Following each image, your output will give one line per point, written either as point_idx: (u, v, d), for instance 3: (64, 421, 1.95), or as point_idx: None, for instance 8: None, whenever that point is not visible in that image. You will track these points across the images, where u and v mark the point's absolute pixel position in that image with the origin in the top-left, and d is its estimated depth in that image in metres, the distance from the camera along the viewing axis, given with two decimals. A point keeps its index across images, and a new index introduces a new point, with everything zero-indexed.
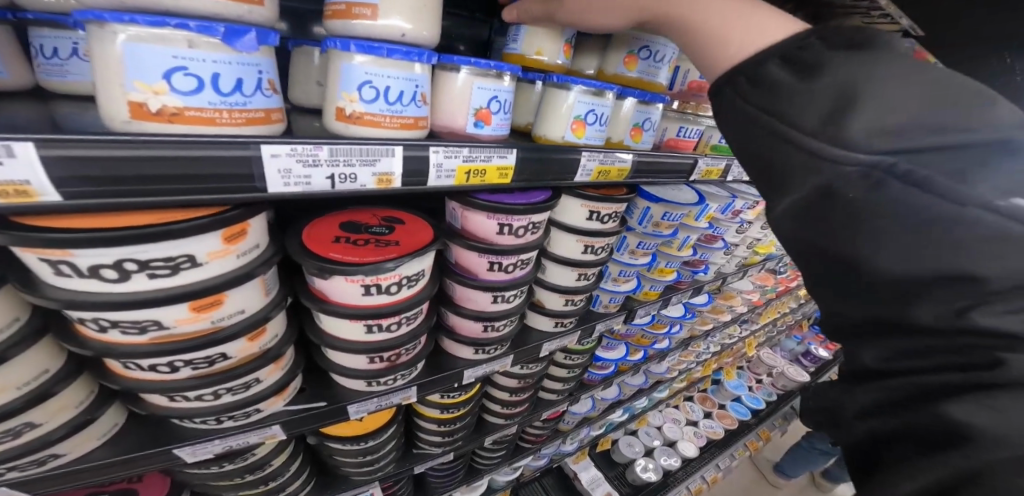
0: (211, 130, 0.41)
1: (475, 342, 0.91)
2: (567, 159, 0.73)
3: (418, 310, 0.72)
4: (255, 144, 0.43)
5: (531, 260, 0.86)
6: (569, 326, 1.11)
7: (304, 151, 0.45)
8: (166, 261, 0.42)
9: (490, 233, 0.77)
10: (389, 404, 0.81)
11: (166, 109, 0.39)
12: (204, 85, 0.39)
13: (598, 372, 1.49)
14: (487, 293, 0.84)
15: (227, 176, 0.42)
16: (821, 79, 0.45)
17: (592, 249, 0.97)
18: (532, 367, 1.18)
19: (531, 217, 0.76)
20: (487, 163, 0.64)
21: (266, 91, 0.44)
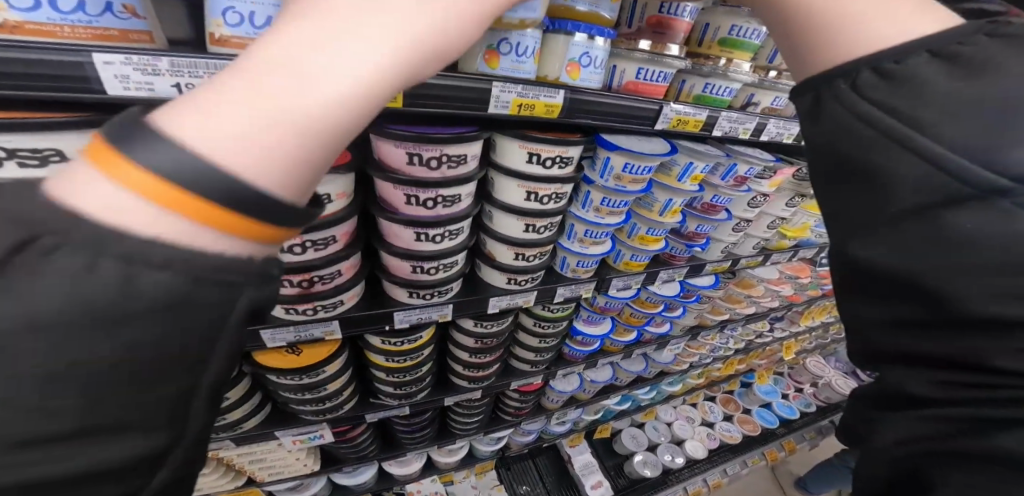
0: (54, 42, 0.46)
1: (407, 282, 0.90)
2: (475, 88, 0.67)
3: (330, 237, 0.74)
4: (86, 52, 0.46)
5: (459, 198, 0.81)
6: (526, 285, 1.05)
7: (142, 61, 0.49)
8: (33, 152, 0.48)
9: (402, 163, 0.74)
10: (310, 334, 0.86)
11: (7, 22, 0.44)
12: (41, 3, 0.44)
13: (580, 348, 1.40)
14: (409, 229, 0.82)
15: (67, 79, 0.47)
16: None
17: (537, 197, 0.88)
18: (494, 327, 1.13)
19: (443, 148, 0.72)
20: None
21: (119, 14, 0.48)
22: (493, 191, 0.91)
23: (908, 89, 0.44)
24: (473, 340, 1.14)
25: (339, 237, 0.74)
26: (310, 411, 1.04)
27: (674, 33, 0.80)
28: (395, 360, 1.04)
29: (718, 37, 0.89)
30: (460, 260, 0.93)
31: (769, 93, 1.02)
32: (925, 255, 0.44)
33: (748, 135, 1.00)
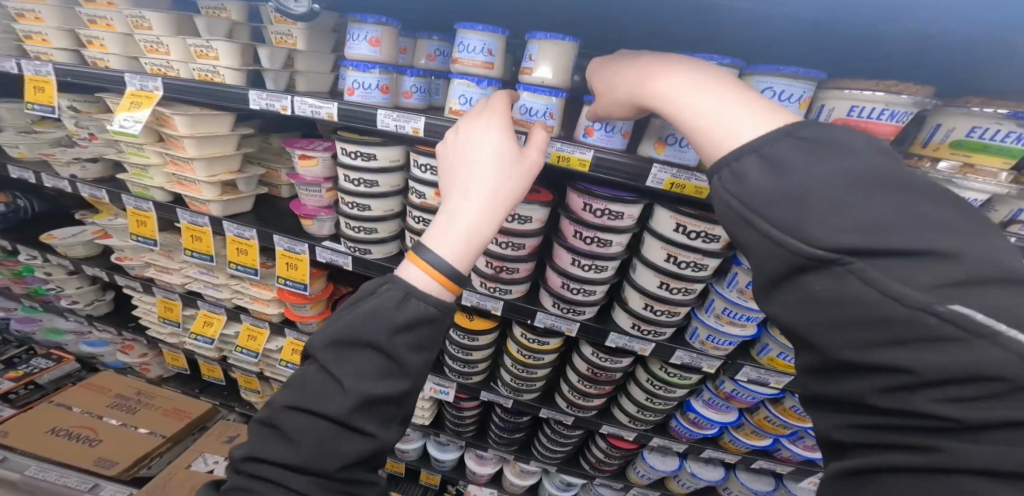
0: (352, 98, 0.82)
1: (557, 296, 0.92)
2: (636, 166, 0.76)
3: (523, 244, 0.86)
4: (375, 108, 0.79)
5: (617, 244, 0.85)
6: (652, 337, 0.93)
7: (400, 115, 0.77)
8: (353, 154, 0.83)
9: (578, 208, 0.83)
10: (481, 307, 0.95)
11: (354, 91, 0.81)
12: (367, 87, 0.81)
13: (690, 427, 1.06)
14: (570, 255, 0.86)
15: (368, 119, 0.80)
16: (864, 202, 0.37)
17: (677, 262, 0.83)
18: (615, 366, 0.99)
19: (610, 203, 0.78)
20: (574, 154, 0.77)
21: (377, 91, 0.81)
22: (633, 273, 0.91)
23: (747, 177, 0.43)
24: (587, 365, 1.01)
25: (527, 247, 0.87)
26: (451, 371, 1.07)
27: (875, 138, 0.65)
28: (523, 355, 1.01)
29: (949, 139, 0.66)
30: (589, 313, 0.94)
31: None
32: (820, 323, 0.39)
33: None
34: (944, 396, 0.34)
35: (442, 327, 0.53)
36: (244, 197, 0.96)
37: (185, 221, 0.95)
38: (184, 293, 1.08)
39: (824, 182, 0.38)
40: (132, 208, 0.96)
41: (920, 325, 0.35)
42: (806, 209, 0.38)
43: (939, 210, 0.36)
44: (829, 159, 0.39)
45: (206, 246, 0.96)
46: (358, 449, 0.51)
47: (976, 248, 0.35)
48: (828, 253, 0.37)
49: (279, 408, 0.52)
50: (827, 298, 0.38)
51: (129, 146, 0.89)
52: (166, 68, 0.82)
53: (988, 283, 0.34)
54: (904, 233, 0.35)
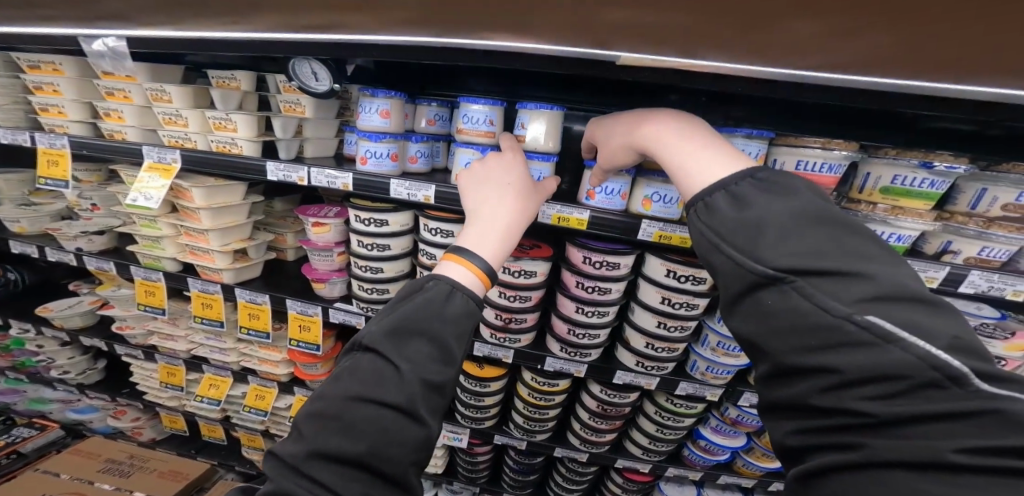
0: (364, 168, 0.86)
1: (562, 341, 0.99)
2: (628, 223, 0.88)
3: (529, 296, 0.96)
4: (388, 177, 0.84)
5: (614, 290, 0.94)
6: (654, 373, 0.99)
7: (413, 184, 0.84)
8: (364, 221, 0.88)
9: (577, 260, 0.94)
10: (495, 357, 1.02)
11: (366, 159, 0.85)
12: (379, 156, 0.85)
13: (700, 453, 1.09)
14: (573, 302, 0.96)
15: (379, 188, 0.85)
16: (798, 234, 0.49)
17: (671, 303, 0.91)
18: (621, 403, 1.04)
19: (606, 256, 0.89)
20: (572, 215, 0.90)
21: (387, 159, 0.85)
22: (631, 314, 0.98)
23: (717, 211, 0.55)
24: (596, 401, 1.05)
25: (532, 299, 0.96)
26: (465, 417, 1.10)
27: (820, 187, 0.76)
28: (533, 398, 1.06)
29: (878, 186, 0.77)
30: (596, 354, 1.01)
31: (971, 242, 0.78)
32: (772, 331, 0.49)
33: (934, 284, 0.80)
34: (864, 395, 0.44)
35: (466, 318, 0.65)
36: (255, 263, 0.99)
37: (196, 289, 0.97)
38: (189, 358, 1.08)
39: (771, 218, 0.51)
40: (142, 278, 0.98)
41: (846, 332, 0.44)
42: (759, 238, 0.51)
43: (859, 244, 0.48)
44: (774, 199, 0.52)
45: (217, 313, 0.99)
46: (412, 433, 0.59)
47: (882, 275, 0.46)
48: (776, 272, 0.48)
49: (338, 400, 0.59)
50: (779, 309, 0.49)
51: (141, 218, 0.91)
52: (185, 140, 0.86)
53: (891, 301, 0.45)
54: (828, 258, 0.47)
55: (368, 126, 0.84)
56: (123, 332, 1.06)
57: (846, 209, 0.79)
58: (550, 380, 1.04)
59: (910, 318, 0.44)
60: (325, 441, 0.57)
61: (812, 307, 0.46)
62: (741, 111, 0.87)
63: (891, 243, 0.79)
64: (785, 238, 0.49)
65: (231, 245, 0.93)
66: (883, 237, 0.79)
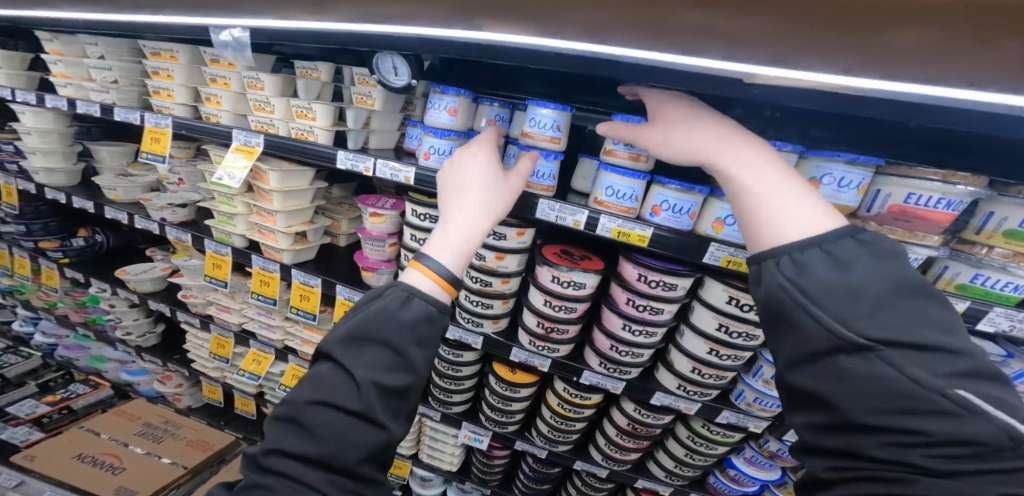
0: (427, 163, 0.92)
1: (602, 356, 0.98)
2: (696, 245, 0.86)
3: (575, 307, 0.95)
4: (448, 175, 0.89)
5: (667, 311, 0.92)
6: (698, 399, 0.95)
7: None
8: (422, 214, 0.92)
9: (631, 278, 0.92)
10: (528, 364, 1.02)
11: (428, 154, 0.91)
12: (441, 152, 0.90)
13: (730, 483, 1.03)
14: (620, 318, 0.94)
15: (437, 183, 0.89)
16: (883, 300, 0.51)
17: (729, 331, 0.87)
18: (654, 424, 1.00)
19: (664, 277, 0.87)
20: (633, 230, 0.88)
21: (448, 155, 0.90)
22: (679, 338, 0.96)
23: (807, 268, 0.54)
24: (627, 419, 1.02)
25: (579, 311, 0.96)
26: (488, 420, 1.09)
27: (928, 224, 0.70)
28: (563, 408, 1.04)
29: (1003, 228, 0.70)
30: (635, 373, 0.98)
31: None
32: (852, 393, 0.50)
33: None
34: (930, 453, 0.46)
35: (429, 321, 0.68)
36: (311, 246, 1.06)
37: (257, 266, 1.04)
38: (240, 331, 1.15)
39: (869, 281, 0.52)
40: (212, 251, 1.06)
41: (929, 402, 0.47)
42: (850, 299, 0.51)
43: (912, 289, 0.52)
44: (863, 259, 0.53)
45: (272, 291, 1.05)
46: (371, 435, 0.63)
47: (938, 328, 0.50)
48: (866, 340, 0.49)
49: (299, 405, 0.64)
50: (864, 376, 0.49)
51: (221, 195, 1.00)
52: (268, 126, 0.94)
53: (952, 358, 0.49)
54: (902, 321, 0.50)
55: (434, 125, 0.90)
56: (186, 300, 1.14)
57: (957, 250, 0.74)
58: (582, 393, 1.02)
59: (976, 386, 0.48)
60: (288, 442, 0.62)
61: (897, 376, 0.48)
62: (806, 136, 0.86)
63: (1005, 293, 0.72)
64: (875, 305, 0.51)
65: (295, 227, 1.00)
66: (997, 285, 0.72)
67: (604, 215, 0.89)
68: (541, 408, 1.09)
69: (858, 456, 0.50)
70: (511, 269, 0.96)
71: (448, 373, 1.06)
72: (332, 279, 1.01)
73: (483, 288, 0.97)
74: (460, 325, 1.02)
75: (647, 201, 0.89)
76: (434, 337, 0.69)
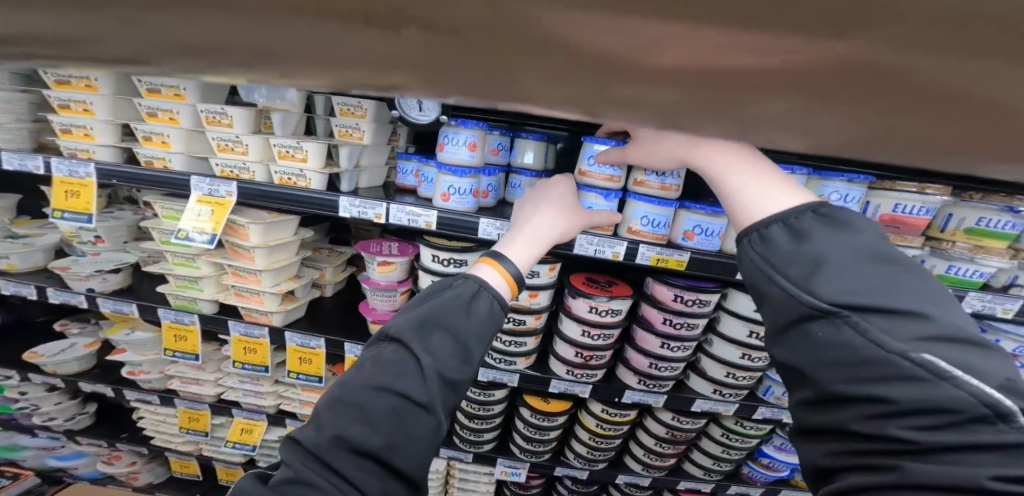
0: (445, 204, 0.81)
1: (641, 374, 1.05)
2: (727, 264, 0.89)
3: (613, 333, 1.00)
4: (475, 218, 0.80)
5: (699, 325, 0.98)
6: (731, 399, 1.07)
7: (503, 225, 0.80)
8: (446, 258, 0.84)
9: (665, 299, 0.97)
10: (570, 392, 1.07)
11: (446, 195, 0.80)
12: (462, 193, 0.80)
13: (764, 472, 1.17)
14: (657, 337, 1.00)
15: (463, 227, 0.80)
16: (896, 301, 0.42)
17: (758, 336, 0.96)
18: (688, 427, 1.12)
19: (698, 295, 0.93)
20: (671, 256, 0.89)
21: (468, 195, 0.80)
22: (708, 346, 1.05)
23: (814, 271, 0.45)
24: (663, 430, 1.14)
25: (613, 337, 1.02)
26: (525, 450, 1.16)
27: (912, 228, 0.78)
28: (601, 428, 1.12)
29: (963, 227, 0.81)
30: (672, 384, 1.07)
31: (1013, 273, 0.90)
32: (875, 412, 0.40)
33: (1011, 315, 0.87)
34: (911, 425, 0.38)
35: (480, 327, 0.61)
36: (303, 303, 0.92)
37: (237, 333, 0.89)
38: (215, 402, 0.99)
39: (881, 281, 0.43)
40: (171, 322, 0.88)
41: (895, 366, 0.40)
42: (848, 274, 0.44)
43: (911, 272, 0.45)
44: (831, 232, 0.47)
45: (262, 357, 0.92)
46: (428, 425, 0.54)
47: (942, 315, 0.42)
48: (889, 354, 0.40)
49: (356, 388, 0.54)
50: (823, 342, 0.44)
51: (176, 256, 0.82)
52: (242, 170, 0.76)
53: (951, 343, 0.40)
54: (887, 291, 0.42)
55: (450, 163, 0.78)
56: (135, 379, 0.94)
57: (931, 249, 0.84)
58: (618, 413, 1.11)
59: (958, 356, 0.39)
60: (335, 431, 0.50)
61: (863, 343, 0.41)
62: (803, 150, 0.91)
63: (971, 279, 0.84)
64: (893, 310, 0.42)
65: (284, 285, 0.85)
66: (966, 274, 0.83)
67: (642, 245, 0.89)
68: (579, 431, 1.18)
69: (844, 432, 0.43)
70: (543, 304, 0.98)
71: (482, 414, 1.11)
72: (338, 337, 0.89)
73: (516, 327, 0.99)
74: (494, 367, 1.04)
75: (678, 226, 0.90)
76: (476, 347, 0.60)
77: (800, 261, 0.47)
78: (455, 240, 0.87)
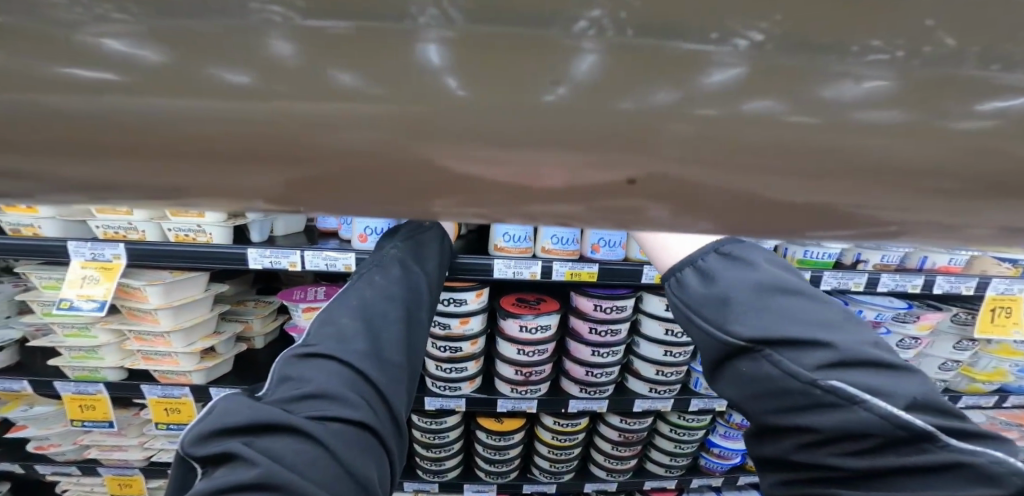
0: (362, 244, 0.77)
1: (579, 382, 1.13)
2: (631, 271, 0.95)
3: (546, 349, 1.08)
4: None
5: (623, 329, 1.05)
6: (666, 394, 1.17)
7: None
8: None
9: (588, 309, 1.03)
10: (519, 409, 1.16)
11: (365, 235, 0.77)
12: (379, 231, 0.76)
13: (717, 460, 1.35)
14: (589, 348, 1.07)
15: None
16: (807, 327, 0.43)
17: (673, 332, 1.04)
18: (636, 425, 1.25)
19: (615, 301, 1.00)
20: (584, 269, 0.95)
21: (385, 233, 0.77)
22: (636, 349, 1.12)
23: (727, 307, 0.46)
24: (617, 432, 1.27)
25: (548, 351, 1.08)
26: (494, 462, 1.31)
27: None
28: (560, 426, 1.25)
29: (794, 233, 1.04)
30: (611, 388, 1.16)
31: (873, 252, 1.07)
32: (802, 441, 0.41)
33: (862, 287, 1.03)
34: (840, 451, 0.39)
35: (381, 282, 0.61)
36: (226, 360, 0.86)
37: (153, 395, 0.84)
38: (145, 466, 0.95)
39: (790, 309, 0.44)
40: (72, 394, 0.81)
41: (811, 395, 0.40)
42: (759, 309, 0.44)
43: (818, 300, 0.46)
44: (738, 271, 0.47)
45: (189, 415, 0.87)
46: (334, 423, 0.45)
47: (840, 337, 0.42)
48: (805, 382, 0.40)
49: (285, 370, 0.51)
50: (749, 377, 0.44)
51: (67, 327, 0.74)
52: (129, 230, 0.68)
53: (858, 367, 0.41)
54: (798, 322, 0.43)
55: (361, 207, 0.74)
56: (41, 454, 0.88)
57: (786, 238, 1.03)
58: (568, 420, 1.24)
59: (865, 378, 0.40)
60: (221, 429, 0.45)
61: (781, 375, 0.41)
62: None
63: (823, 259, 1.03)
64: (801, 332, 0.42)
65: (200, 344, 0.79)
66: (820, 254, 1.03)
67: (556, 262, 0.94)
68: (537, 447, 1.34)
69: (783, 460, 0.43)
70: (476, 329, 1.04)
71: (449, 439, 1.25)
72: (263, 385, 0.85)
73: (455, 354, 1.06)
74: (442, 395, 1.14)
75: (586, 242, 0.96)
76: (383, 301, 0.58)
77: (715, 301, 0.47)
78: None
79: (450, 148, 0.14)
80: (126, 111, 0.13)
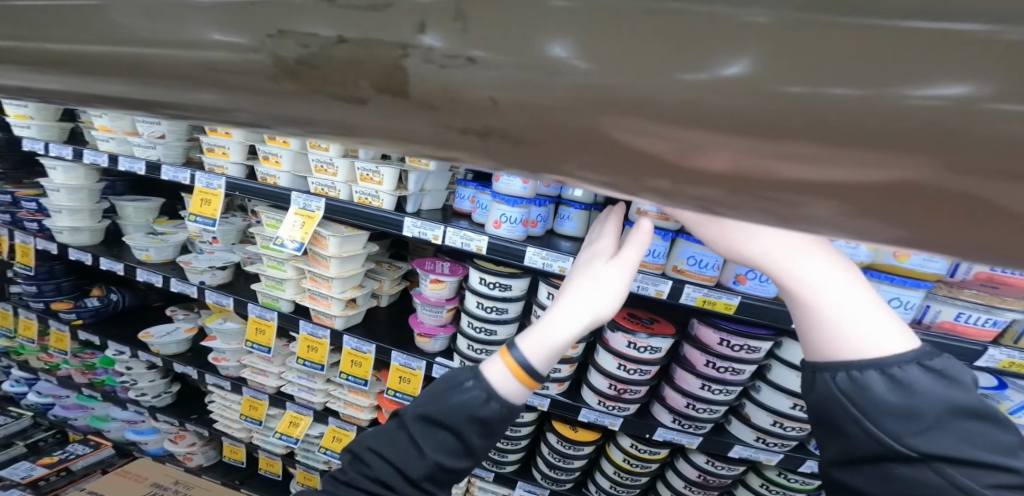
0: (495, 229, 0.92)
1: (675, 411, 1.18)
2: (777, 310, 0.96)
3: (648, 370, 1.14)
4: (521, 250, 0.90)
5: (746, 371, 1.07)
6: (775, 447, 1.15)
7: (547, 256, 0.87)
8: (495, 282, 0.93)
9: (713, 342, 1.07)
10: (600, 421, 1.22)
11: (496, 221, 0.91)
12: (512, 216, 0.91)
13: None
14: (699, 380, 1.11)
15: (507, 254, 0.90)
16: (981, 455, 0.51)
17: None
18: (721, 468, 1.24)
19: (748, 340, 1.03)
20: (718, 299, 0.99)
21: (517, 224, 0.91)
22: (756, 392, 1.13)
23: (901, 419, 0.54)
24: (697, 471, 1.26)
25: (650, 373, 1.15)
26: (555, 468, 1.37)
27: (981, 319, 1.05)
28: (636, 449, 1.28)
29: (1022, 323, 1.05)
30: (708, 426, 1.18)
31: None
32: None
33: None
34: None
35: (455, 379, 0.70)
36: (362, 311, 1.05)
37: (305, 332, 1.05)
38: (274, 394, 1.20)
39: (960, 436, 0.52)
40: (255, 317, 1.09)
41: None
42: (903, 415, 0.54)
43: (992, 427, 0.53)
44: (927, 384, 0.54)
45: (321, 356, 1.06)
46: None
47: (1012, 466, 0.51)
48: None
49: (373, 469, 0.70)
50: (899, 485, 0.53)
51: (271, 261, 1.01)
52: (330, 189, 0.94)
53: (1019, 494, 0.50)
54: (975, 452, 0.51)
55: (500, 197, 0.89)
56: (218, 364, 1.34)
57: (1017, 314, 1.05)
58: (645, 446, 1.27)
59: None
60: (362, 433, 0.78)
61: (940, 495, 0.51)
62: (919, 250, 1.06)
63: None
64: (971, 460, 0.51)
65: (349, 293, 0.98)
66: None
67: (689, 285, 1.01)
68: (603, 465, 1.37)
69: None
70: (579, 333, 1.14)
71: (520, 434, 1.34)
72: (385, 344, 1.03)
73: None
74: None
75: (725, 271, 1.02)
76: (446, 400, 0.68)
77: (881, 402, 0.55)
78: (503, 265, 0.99)
79: (642, 128, 0.18)
80: (439, 80, 0.20)
